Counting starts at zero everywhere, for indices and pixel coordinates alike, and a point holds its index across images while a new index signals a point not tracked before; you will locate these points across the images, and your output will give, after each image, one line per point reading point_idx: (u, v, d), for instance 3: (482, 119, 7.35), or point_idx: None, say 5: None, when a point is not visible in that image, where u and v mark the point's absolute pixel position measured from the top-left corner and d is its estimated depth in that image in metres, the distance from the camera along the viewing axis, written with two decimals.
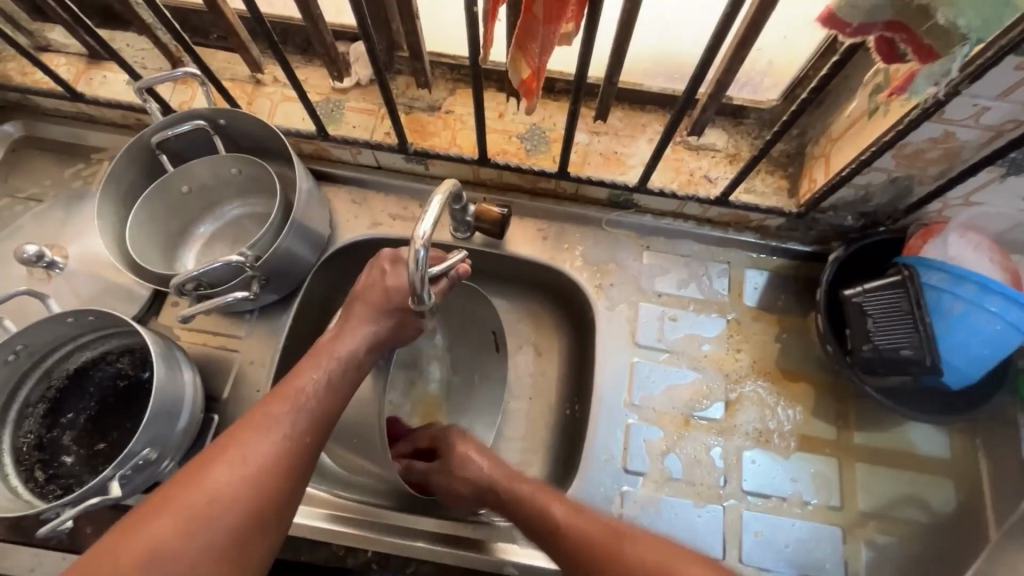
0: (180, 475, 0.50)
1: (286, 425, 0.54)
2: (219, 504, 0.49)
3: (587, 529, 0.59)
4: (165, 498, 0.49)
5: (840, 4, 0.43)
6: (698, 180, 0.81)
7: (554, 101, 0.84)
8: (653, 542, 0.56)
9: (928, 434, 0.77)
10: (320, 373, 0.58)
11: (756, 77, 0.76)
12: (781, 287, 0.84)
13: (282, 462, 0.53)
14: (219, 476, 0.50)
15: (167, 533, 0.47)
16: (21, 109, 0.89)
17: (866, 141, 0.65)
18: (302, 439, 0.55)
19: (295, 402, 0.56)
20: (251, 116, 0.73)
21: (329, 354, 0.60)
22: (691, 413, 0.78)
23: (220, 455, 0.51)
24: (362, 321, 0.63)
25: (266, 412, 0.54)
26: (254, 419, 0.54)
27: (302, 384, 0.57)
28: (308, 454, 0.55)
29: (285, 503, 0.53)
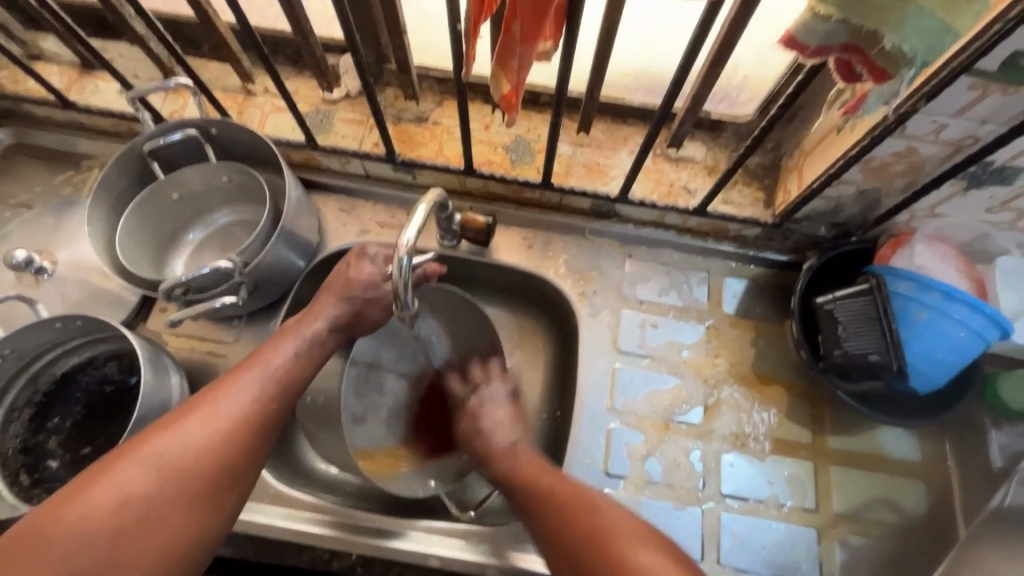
0: (153, 430, 0.55)
1: (254, 389, 0.60)
2: (191, 454, 0.54)
3: (554, 488, 0.63)
4: (138, 446, 0.53)
5: (798, 28, 0.46)
6: (677, 191, 0.84)
7: (538, 113, 0.86)
8: (606, 512, 0.59)
9: (899, 438, 0.79)
10: (288, 347, 0.65)
11: (732, 92, 0.79)
12: (759, 295, 0.86)
13: (252, 421, 0.59)
14: (193, 429, 0.55)
15: (142, 476, 0.51)
16: (12, 116, 0.90)
17: (835, 154, 0.68)
18: (271, 402, 0.61)
19: (264, 370, 0.62)
20: (241, 126, 0.75)
21: (297, 334, 0.67)
22: (671, 418, 0.79)
23: (192, 412, 0.56)
24: (329, 306, 0.69)
25: (236, 378, 0.60)
26: (224, 384, 0.60)
27: (271, 357, 0.64)
28: (276, 415, 0.61)
29: (251, 460, 0.58)
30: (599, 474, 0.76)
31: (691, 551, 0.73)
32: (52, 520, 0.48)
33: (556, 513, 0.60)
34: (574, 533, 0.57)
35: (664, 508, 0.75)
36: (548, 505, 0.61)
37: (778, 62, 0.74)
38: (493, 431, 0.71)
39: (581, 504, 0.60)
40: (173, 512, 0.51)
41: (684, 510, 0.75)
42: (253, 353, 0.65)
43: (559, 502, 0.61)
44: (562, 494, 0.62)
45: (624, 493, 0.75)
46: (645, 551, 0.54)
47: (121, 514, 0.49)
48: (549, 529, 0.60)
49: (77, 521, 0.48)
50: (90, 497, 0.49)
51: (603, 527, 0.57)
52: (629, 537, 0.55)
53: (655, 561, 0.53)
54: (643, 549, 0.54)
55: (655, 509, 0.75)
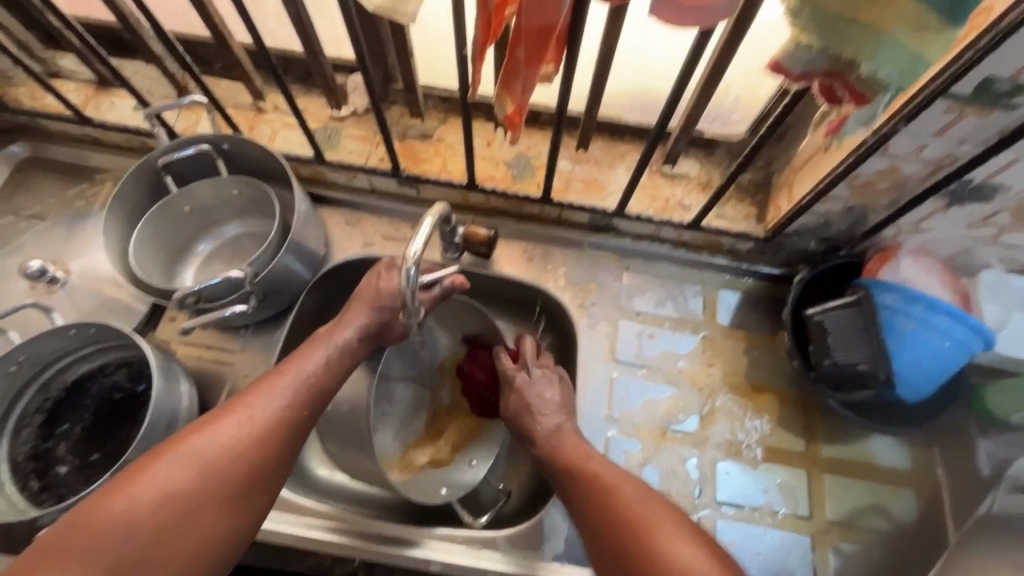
0: (192, 428, 0.58)
1: (287, 394, 0.62)
2: (226, 455, 0.56)
3: (599, 475, 0.65)
4: (177, 445, 0.56)
5: (782, 55, 0.49)
6: (673, 206, 0.87)
7: (539, 131, 0.90)
8: (650, 504, 0.61)
9: (890, 446, 0.81)
10: (321, 354, 0.67)
11: (724, 112, 0.83)
12: (752, 307, 0.89)
13: (284, 425, 0.61)
14: (229, 431, 0.58)
15: (180, 473, 0.54)
16: (29, 131, 0.92)
17: (823, 172, 0.71)
18: (303, 407, 0.63)
19: (297, 376, 0.64)
20: (253, 142, 0.78)
21: (328, 342, 0.68)
22: (667, 426, 0.81)
23: (229, 414, 0.59)
24: (358, 314, 0.70)
25: (272, 382, 0.63)
26: (259, 387, 0.62)
27: (304, 363, 0.65)
28: (307, 421, 0.63)
29: (281, 464, 0.60)
30: None
31: None
32: (95, 510, 0.51)
33: (602, 501, 0.63)
34: (619, 522, 0.60)
35: None
36: (594, 494, 0.64)
37: (767, 84, 0.77)
38: (540, 415, 0.73)
39: (626, 494, 0.62)
40: (206, 511, 0.54)
41: None
42: (289, 357, 0.67)
43: (605, 488, 0.64)
44: (609, 484, 0.64)
45: None
46: (684, 549, 0.56)
47: (160, 511, 0.52)
48: (594, 518, 0.62)
49: (120, 515, 0.50)
50: (132, 492, 0.52)
51: (644, 518, 0.59)
52: (669, 531, 0.58)
53: (696, 559, 0.55)
54: (684, 545, 0.56)
55: None
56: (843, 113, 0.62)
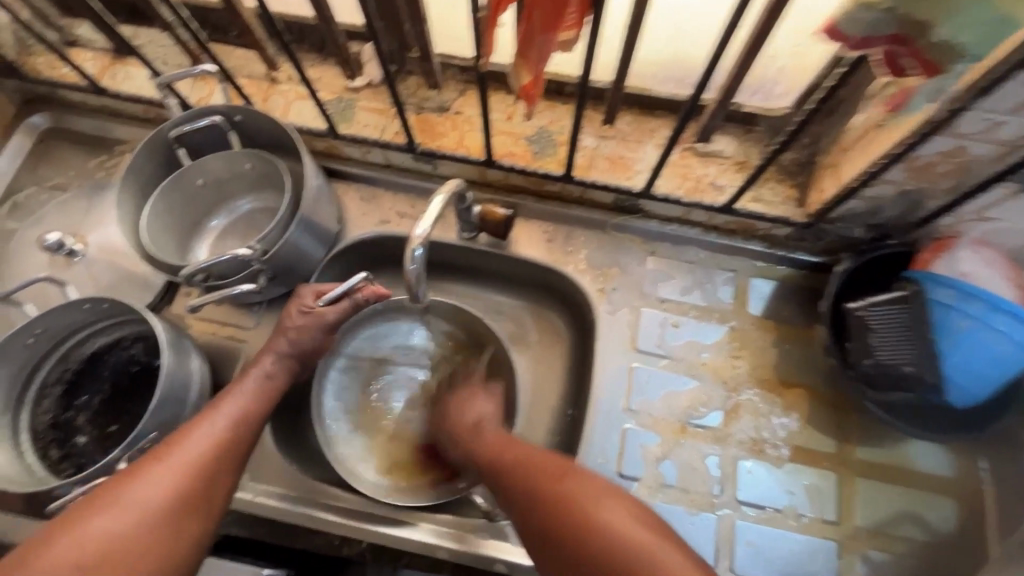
0: (116, 481, 0.56)
1: (217, 427, 0.62)
2: (158, 499, 0.55)
3: (524, 458, 0.62)
4: (104, 495, 0.54)
5: (840, 17, 0.43)
6: (705, 187, 0.81)
7: (563, 104, 0.84)
8: (579, 478, 0.58)
9: (931, 452, 0.76)
10: (244, 385, 0.66)
11: (767, 84, 0.75)
12: (786, 298, 0.83)
13: (215, 457, 0.60)
14: (160, 474, 0.56)
15: (117, 520, 0.53)
16: (50, 101, 0.92)
17: (875, 152, 0.64)
18: (233, 437, 0.62)
19: (227, 407, 0.64)
20: (264, 113, 0.75)
21: (245, 384, 0.66)
22: (688, 421, 0.77)
23: (158, 458, 0.58)
24: (275, 349, 0.69)
25: (199, 421, 0.62)
26: (185, 429, 0.61)
27: (234, 392, 0.65)
28: (241, 450, 0.62)
29: (217, 495, 0.59)
30: (611, 475, 0.75)
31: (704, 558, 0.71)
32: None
33: (528, 491, 0.58)
34: (547, 508, 0.56)
35: (677, 512, 0.73)
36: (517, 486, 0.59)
37: (818, 52, 0.70)
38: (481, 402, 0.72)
39: (556, 476, 0.58)
40: (144, 558, 0.53)
41: (698, 516, 0.73)
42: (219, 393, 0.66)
43: (534, 468, 0.60)
44: (531, 479, 0.59)
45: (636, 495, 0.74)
46: (620, 517, 0.54)
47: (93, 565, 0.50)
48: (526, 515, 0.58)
49: None
50: (56, 552, 0.50)
51: (574, 498, 0.56)
52: (602, 501, 0.55)
53: (631, 527, 0.53)
54: (620, 511, 0.55)
55: (667, 512, 0.73)
56: (919, 69, 0.50)
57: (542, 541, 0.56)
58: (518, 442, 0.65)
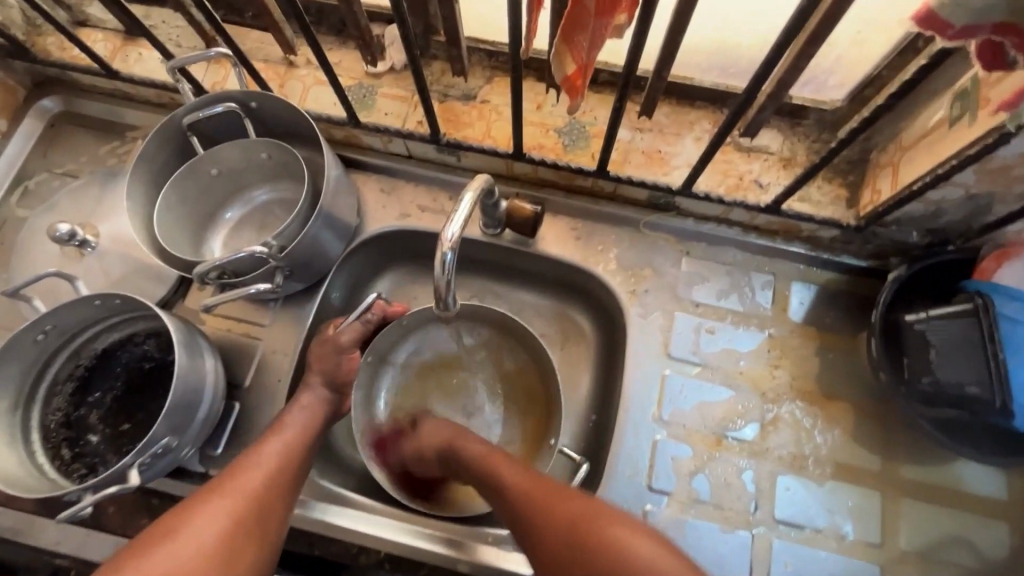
0: (174, 517, 0.54)
1: (274, 458, 0.61)
2: (215, 537, 0.53)
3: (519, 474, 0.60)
4: (162, 534, 0.52)
5: (941, 2, 0.38)
6: (747, 185, 0.76)
7: (596, 93, 0.79)
8: (594, 501, 0.55)
9: (983, 473, 0.71)
10: (289, 422, 0.65)
11: (821, 75, 0.70)
12: (830, 304, 0.78)
13: (269, 491, 0.59)
14: (218, 510, 0.55)
15: (178, 563, 0.51)
16: (60, 84, 0.89)
17: (944, 153, 0.59)
18: (282, 473, 0.60)
19: (283, 437, 0.63)
20: (282, 100, 0.71)
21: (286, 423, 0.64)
22: (723, 434, 0.73)
23: (214, 494, 0.56)
24: (312, 388, 0.68)
25: (248, 456, 0.61)
26: (236, 466, 0.60)
27: (287, 423, 0.65)
28: (290, 484, 0.61)
29: (271, 531, 0.57)
30: (641, 488, 0.71)
31: None
32: None
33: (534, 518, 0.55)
34: (545, 520, 0.54)
35: (710, 529, 0.70)
36: (527, 507, 0.56)
37: (882, 40, 0.64)
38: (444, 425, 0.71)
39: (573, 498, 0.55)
40: None
41: (732, 534, 0.69)
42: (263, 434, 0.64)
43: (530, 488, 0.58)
44: (548, 498, 0.56)
45: (667, 511, 0.70)
46: (640, 542, 0.51)
47: None
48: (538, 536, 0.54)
49: None
50: None
51: (591, 520, 0.53)
52: (619, 524, 0.52)
53: (655, 551, 0.50)
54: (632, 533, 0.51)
55: (701, 530, 0.70)
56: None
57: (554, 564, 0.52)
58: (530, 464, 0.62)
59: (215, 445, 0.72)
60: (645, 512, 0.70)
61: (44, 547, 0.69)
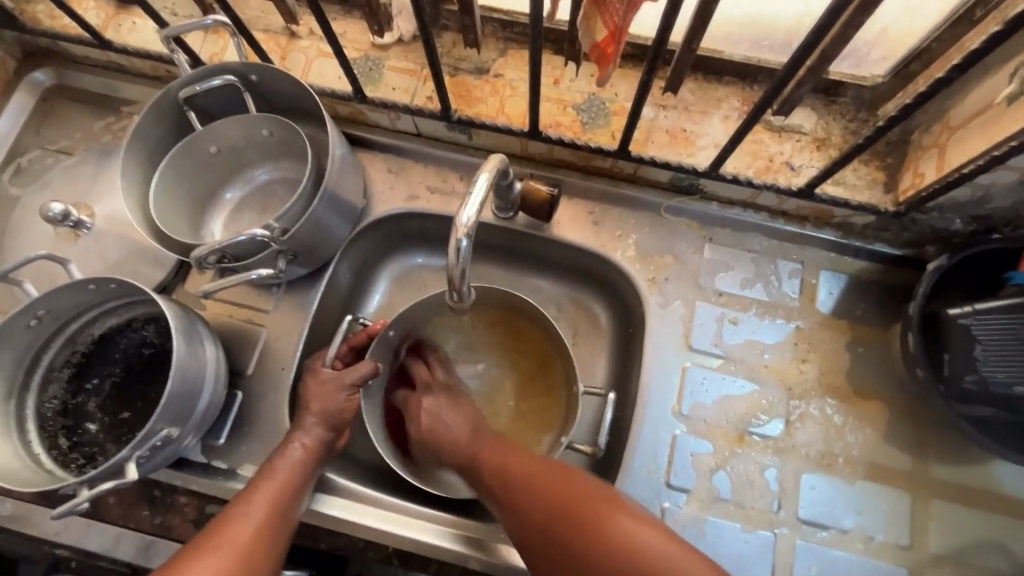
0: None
1: (267, 506, 0.58)
2: None
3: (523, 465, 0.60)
4: None
5: None
6: (778, 167, 0.71)
7: (617, 67, 0.74)
8: (581, 483, 0.56)
9: (1019, 473, 0.68)
10: (279, 467, 0.61)
11: (863, 48, 0.64)
12: (861, 294, 0.74)
13: (263, 544, 0.57)
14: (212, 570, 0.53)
15: None
16: (51, 55, 0.84)
17: (1002, 134, 0.53)
18: (276, 523, 0.58)
19: (276, 481, 0.60)
20: (283, 73, 0.67)
21: (281, 460, 0.61)
22: (746, 429, 0.70)
23: (206, 552, 0.54)
24: (306, 430, 0.64)
25: (238, 508, 0.58)
26: (222, 521, 0.57)
27: (282, 463, 0.61)
28: (286, 531, 0.59)
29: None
30: (659, 485, 0.68)
31: None
32: None
33: (520, 491, 0.57)
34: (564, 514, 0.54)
35: (731, 529, 0.67)
36: (506, 477, 0.59)
37: (935, 8, 0.58)
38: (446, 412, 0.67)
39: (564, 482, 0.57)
40: None
41: (755, 534, 0.67)
42: (253, 476, 0.61)
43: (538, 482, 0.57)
44: (530, 472, 0.58)
45: (687, 509, 0.67)
46: (632, 526, 0.53)
47: None
48: (520, 508, 0.57)
49: None
50: None
51: (611, 518, 0.53)
52: (641, 523, 0.53)
53: (669, 547, 0.52)
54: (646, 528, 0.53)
55: (722, 530, 0.67)
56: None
57: (539, 540, 0.55)
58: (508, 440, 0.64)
59: (217, 435, 0.69)
60: (663, 509, 0.67)
61: (44, 537, 0.68)
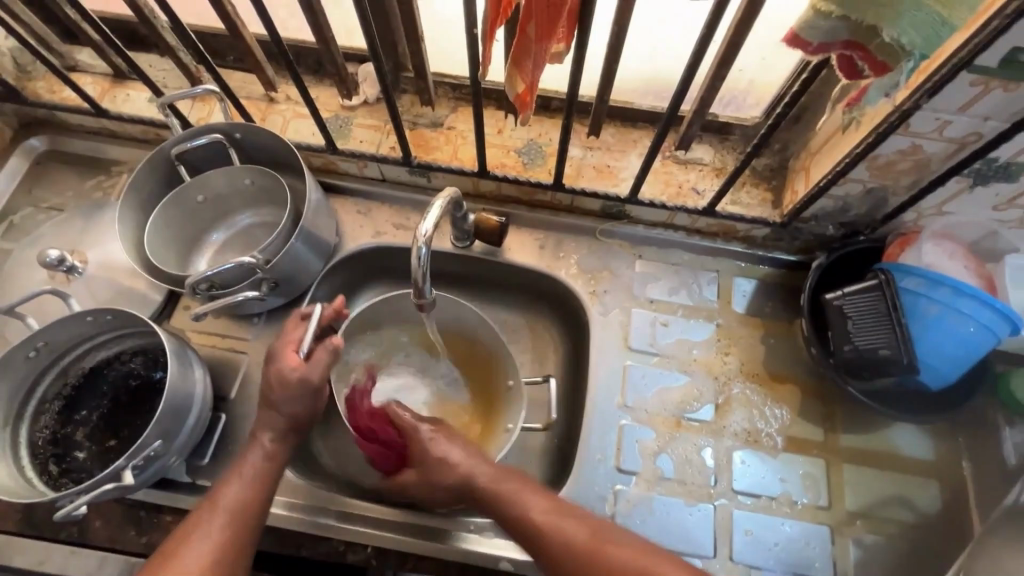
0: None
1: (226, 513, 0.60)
2: None
3: (568, 542, 0.58)
4: None
5: (801, 26, 0.48)
6: (686, 192, 0.86)
7: (549, 118, 0.89)
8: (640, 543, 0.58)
9: (913, 437, 0.79)
10: (243, 470, 0.63)
11: (739, 96, 0.81)
12: (769, 294, 0.87)
13: (229, 546, 0.59)
14: None
15: None
16: (46, 125, 0.94)
17: (841, 153, 0.69)
18: (239, 521, 0.61)
19: (240, 482, 0.63)
20: (264, 130, 0.78)
21: (248, 456, 0.64)
22: (682, 415, 0.80)
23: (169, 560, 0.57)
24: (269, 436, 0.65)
25: (201, 513, 0.60)
26: (187, 529, 0.59)
27: (245, 469, 0.64)
28: (254, 525, 0.62)
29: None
30: (611, 470, 0.77)
31: (704, 546, 0.73)
32: None
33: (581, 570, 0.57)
34: None
35: (675, 504, 0.75)
36: (549, 551, 0.59)
37: (783, 64, 0.76)
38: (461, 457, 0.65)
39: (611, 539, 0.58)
40: None
41: (696, 507, 0.75)
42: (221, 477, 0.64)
43: (583, 557, 0.57)
44: (570, 543, 0.58)
45: (636, 489, 0.76)
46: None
47: None
48: None
49: None
50: None
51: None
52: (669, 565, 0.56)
53: None
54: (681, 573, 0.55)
55: (667, 505, 0.75)
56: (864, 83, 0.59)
57: None
58: (561, 504, 0.62)
59: (202, 455, 0.74)
60: (615, 491, 0.76)
61: (28, 569, 0.70)
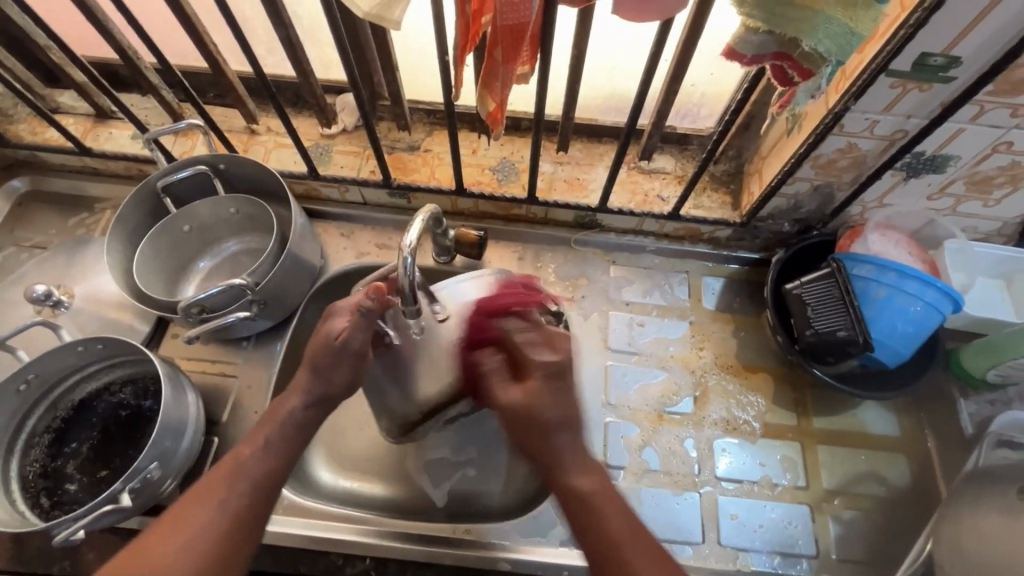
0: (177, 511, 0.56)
1: (264, 455, 0.61)
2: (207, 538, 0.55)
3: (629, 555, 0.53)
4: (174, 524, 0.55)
5: (735, 41, 0.55)
6: (652, 199, 0.91)
7: (520, 137, 0.95)
8: None
9: (879, 416, 0.84)
10: (284, 414, 0.64)
11: (694, 108, 0.88)
12: (736, 291, 0.93)
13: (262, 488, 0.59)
14: (218, 512, 0.56)
15: (179, 547, 0.54)
16: (28, 166, 0.96)
17: (787, 154, 0.76)
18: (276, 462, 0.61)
19: (279, 422, 0.63)
20: (247, 159, 0.82)
21: (275, 417, 0.63)
22: (663, 409, 0.84)
23: (211, 488, 0.57)
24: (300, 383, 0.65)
25: (240, 450, 0.61)
26: (228, 464, 0.60)
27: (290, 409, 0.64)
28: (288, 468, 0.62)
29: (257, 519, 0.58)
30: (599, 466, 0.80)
31: (693, 533, 0.76)
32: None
33: None
34: None
35: (663, 495, 0.78)
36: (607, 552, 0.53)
37: (730, 77, 0.83)
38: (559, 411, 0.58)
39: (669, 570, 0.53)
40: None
41: (682, 495, 0.78)
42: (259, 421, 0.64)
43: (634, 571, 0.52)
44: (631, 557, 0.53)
45: (624, 483, 0.79)
46: None
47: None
48: None
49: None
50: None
51: None
52: None
53: None
54: None
55: (656, 496, 0.78)
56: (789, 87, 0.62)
57: None
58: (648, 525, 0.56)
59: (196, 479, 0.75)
60: None
61: None
